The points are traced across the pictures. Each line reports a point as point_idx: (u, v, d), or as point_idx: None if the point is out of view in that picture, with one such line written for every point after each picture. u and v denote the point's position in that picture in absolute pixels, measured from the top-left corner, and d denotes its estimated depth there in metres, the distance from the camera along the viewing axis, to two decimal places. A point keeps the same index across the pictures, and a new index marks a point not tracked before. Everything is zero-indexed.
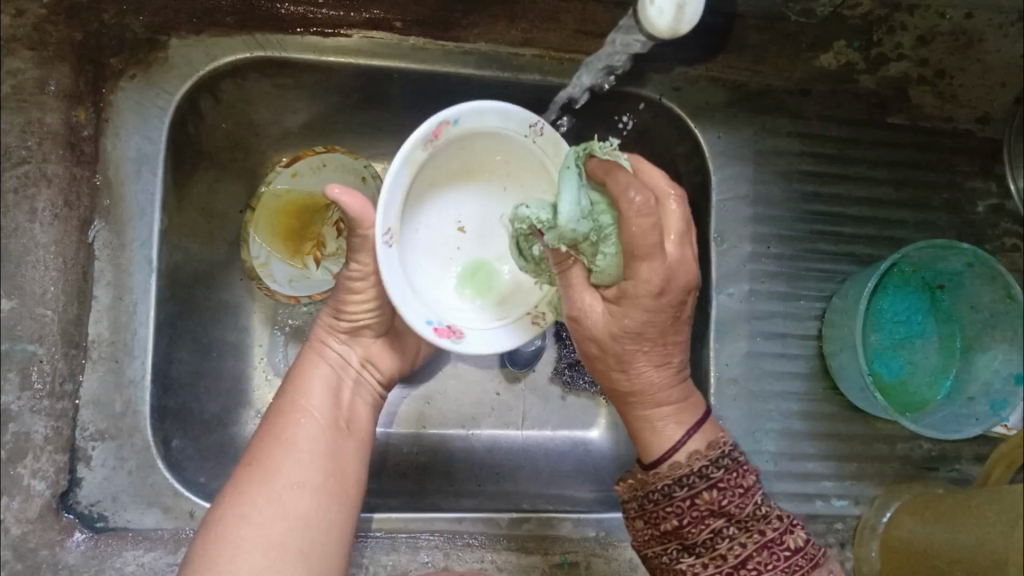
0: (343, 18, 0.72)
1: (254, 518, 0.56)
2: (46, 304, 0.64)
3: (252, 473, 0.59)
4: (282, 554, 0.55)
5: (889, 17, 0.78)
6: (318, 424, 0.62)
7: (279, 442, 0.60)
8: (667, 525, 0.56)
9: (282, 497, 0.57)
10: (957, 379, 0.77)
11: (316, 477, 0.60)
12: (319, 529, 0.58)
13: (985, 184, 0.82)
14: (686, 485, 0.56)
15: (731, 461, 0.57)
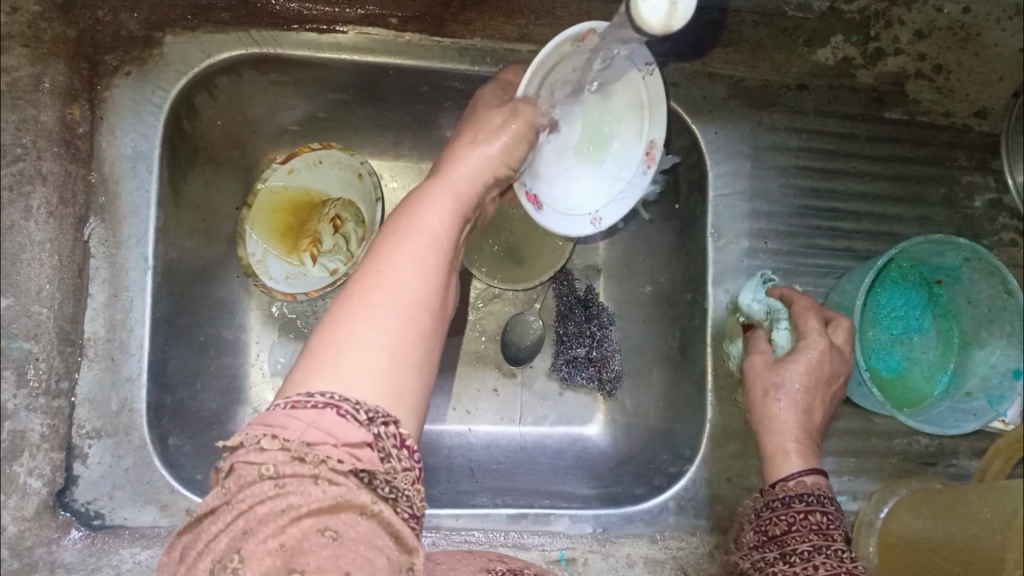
0: (339, 15, 0.71)
1: (368, 335, 0.42)
2: (41, 301, 0.64)
3: (373, 258, 0.46)
4: (410, 367, 0.42)
5: (886, 12, 0.78)
6: (456, 217, 0.53)
7: (410, 225, 0.49)
8: (773, 530, 0.63)
9: (406, 300, 0.44)
10: (955, 373, 0.76)
11: (437, 292, 0.46)
12: (433, 352, 0.45)
13: (982, 178, 0.82)
14: (805, 500, 0.62)
15: (812, 526, 0.61)
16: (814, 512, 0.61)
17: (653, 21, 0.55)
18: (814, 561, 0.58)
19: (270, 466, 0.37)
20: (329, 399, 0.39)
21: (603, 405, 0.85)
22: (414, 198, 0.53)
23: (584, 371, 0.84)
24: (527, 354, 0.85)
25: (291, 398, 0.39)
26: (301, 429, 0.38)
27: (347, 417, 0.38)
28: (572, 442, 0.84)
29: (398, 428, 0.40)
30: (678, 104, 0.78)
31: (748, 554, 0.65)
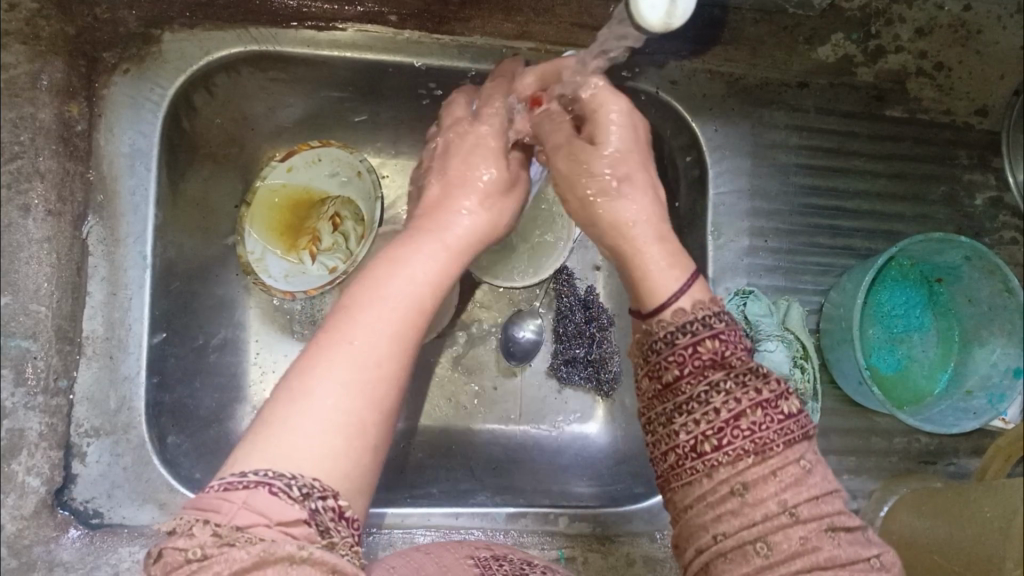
0: (338, 12, 0.72)
1: (325, 396, 0.42)
2: (40, 300, 0.63)
3: (341, 315, 0.46)
4: (363, 437, 0.42)
5: (887, 9, 0.78)
6: (442, 269, 0.52)
7: (390, 278, 0.48)
8: (667, 376, 0.49)
9: (364, 366, 0.43)
10: (955, 372, 0.76)
11: (401, 357, 0.45)
12: (389, 419, 0.44)
13: (983, 177, 0.82)
14: (688, 331, 0.50)
15: (701, 325, 0.50)
16: (701, 341, 0.49)
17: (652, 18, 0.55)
18: (717, 404, 0.47)
19: (196, 549, 0.37)
20: (261, 477, 0.38)
21: (602, 406, 0.84)
22: (400, 245, 0.52)
23: (581, 371, 0.83)
24: (525, 351, 0.84)
25: (227, 475, 0.39)
26: (233, 513, 0.38)
27: (278, 494, 0.38)
28: (571, 441, 0.84)
29: (336, 499, 0.40)
30: (679, 102, 0.78)
31: (635, 407, 0.52)
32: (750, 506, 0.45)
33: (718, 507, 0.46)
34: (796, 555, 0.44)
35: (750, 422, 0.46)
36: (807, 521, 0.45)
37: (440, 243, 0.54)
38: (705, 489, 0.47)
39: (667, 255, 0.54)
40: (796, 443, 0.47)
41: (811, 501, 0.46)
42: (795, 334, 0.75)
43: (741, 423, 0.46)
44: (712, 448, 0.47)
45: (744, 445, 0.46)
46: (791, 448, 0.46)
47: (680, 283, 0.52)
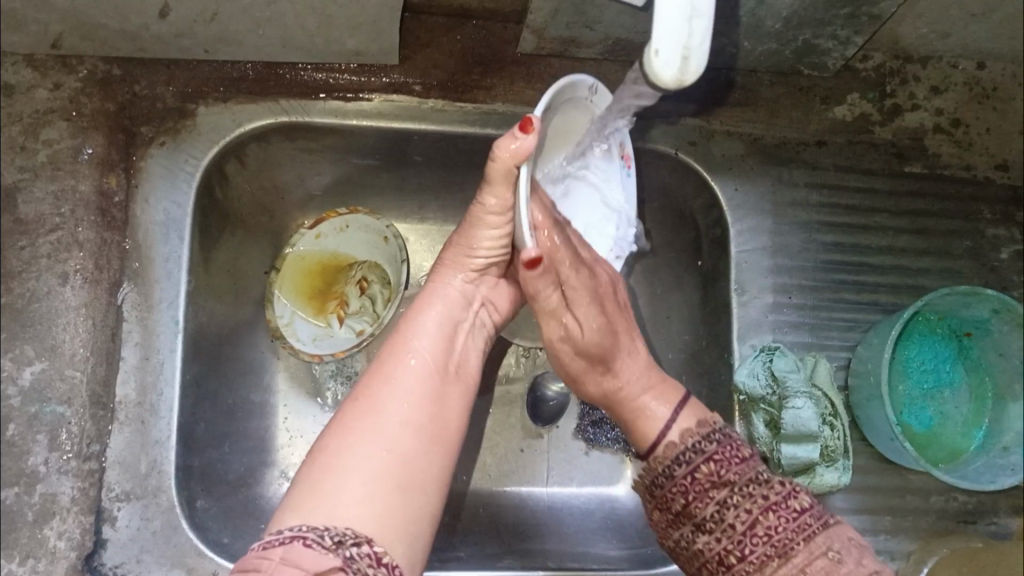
0: (365, 83, 0.75)
1: (356, 451, 0.49)
2: (75, 365, 0.67)
3: (361, 394, 0.53)
4: (392, 488, 0.49)
5: (901, 69, 0.81)
6: (443, 347, 0.59)
7: (393, 359, 0.56)
8: (677, 505, 0.59)
9: (390, 426, 0.51)
10: (990, 429, 0.75)
11: (420, 415, 0.53)
12: (422, 469, 0.51)
13: (1008, 231, 0.82)
14: (685, 462, 0.60)
15: (665, 477, 0.60)
16: (698, 466, 0.59)
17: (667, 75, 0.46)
18: (730, 519, 0.56)
19: None
20: (296, 532, 0.44)
21: (630, 466, 0.84)
22: (399, 335, 0.59)
23: (609, 432, 0.84)
24: (551, 415, 0.84)
25: (265, 539, 0.45)
26: (271, 567, 0.42)
27: (311, 545, 0.43)
28: (600, 503, 0.83)
29: (371, 546, 0.45)
30: (698, 162, 0.79)
31: (660, 532, 0.61)
32: None
33: None
34: None
35: (766, 527, 0.55)
36: None
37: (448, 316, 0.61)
38: None
39: (655, 393, 0.65)
40: (816, 536, 0.54)
41: None
42: (823, 390, 0.74)
43: (755, 532, 0.55)
44: (736, 560, 0.55)
45: (766, 550, 0.54)
46: (809, 539, 0.54)
47: (666, 420, 0.64)
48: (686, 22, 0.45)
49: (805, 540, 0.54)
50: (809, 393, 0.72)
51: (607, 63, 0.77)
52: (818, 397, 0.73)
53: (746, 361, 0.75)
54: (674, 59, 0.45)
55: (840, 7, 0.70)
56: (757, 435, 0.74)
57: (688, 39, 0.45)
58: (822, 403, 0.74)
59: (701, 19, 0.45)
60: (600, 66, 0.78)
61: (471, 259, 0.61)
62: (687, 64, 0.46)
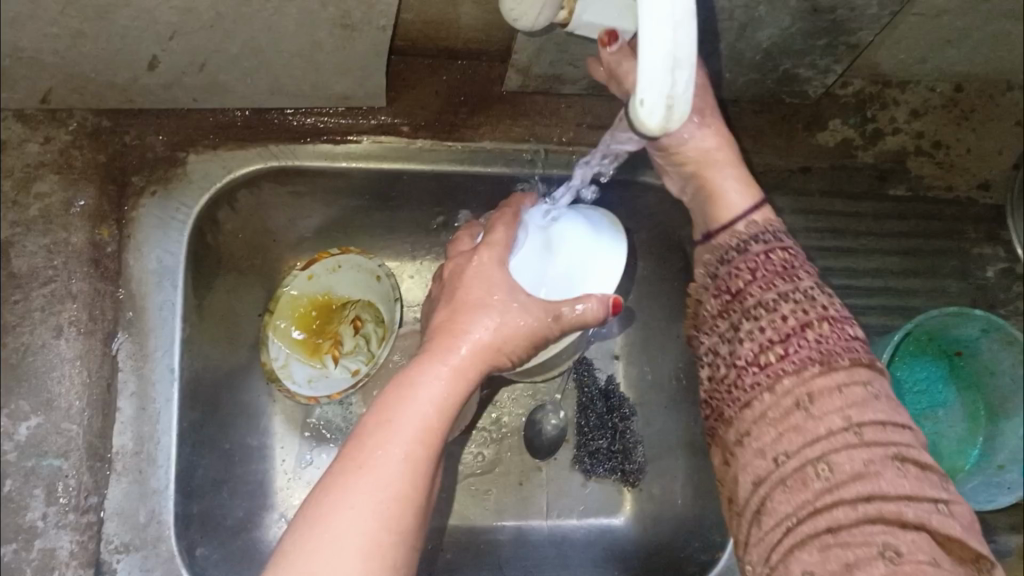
0: (353, 126, 0.76)
1: (343, 534, 0.48)
2: (71, 419, 0.67)
3: (362, 447, 0.51)
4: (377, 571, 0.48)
5: (881, 94, 0.83)
6: (452, 398, 0.55)
7: (400, 409, 0.53)
8: (737, 283, 0.60)
9: (378, 504, 0.50)
10: (984, 447, 0.76)
11: (411, 491, 0.51)
12: (404, 549, 0.50)
13: (993, 250, 0.83)
14: (762, 241, 0.61)
15: (735, 253, 0.61)
16: (774, 249, 0.60)
17: (650, 124, 0.41)
18: (784, 308, 0.56)
19: None
20: None
21: (629, 496, 0.85)
22: (405, 374, 0.56)
23: (606, 462, 0.84)
24: (549, 447, 0.85)
25: None
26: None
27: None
28: (601, 533, 0.83)
29: None
30: None
31: (710, 322, 0.62)
32: (811, 422, 0.52)
33: (781, 424, 0.53)
34: (856, 478, 0.49)
35: (818, 333, 0.55)
36: (870, 444, 0.50)
37: (458, 371, 0.57)
38: (767, 405, 0.54)
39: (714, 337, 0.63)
40: (862, 364, 0.54)
41: (876, 425, 0.51)
42: None
43: (804, 332, 0.55)
44: (775, 357, 0.55)
45: (809, 354, 0.54)
46: (855, 364, 0.54)
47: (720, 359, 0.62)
48: (670, 71, 0.40)
49: (841, 365, 0.53)
50: None
51: (590, 99, 0.79)
52: None
53: None
54: (657, 109, 0.41)
55: (818, 37, 0.71)
56: None
57: (672, 88, 0.40)
58: None
59: (683, 68, 0.40)
60: (586, 101, 0.79)
61: (503, 306, 0.60)
62: (672, 114, 0.41)
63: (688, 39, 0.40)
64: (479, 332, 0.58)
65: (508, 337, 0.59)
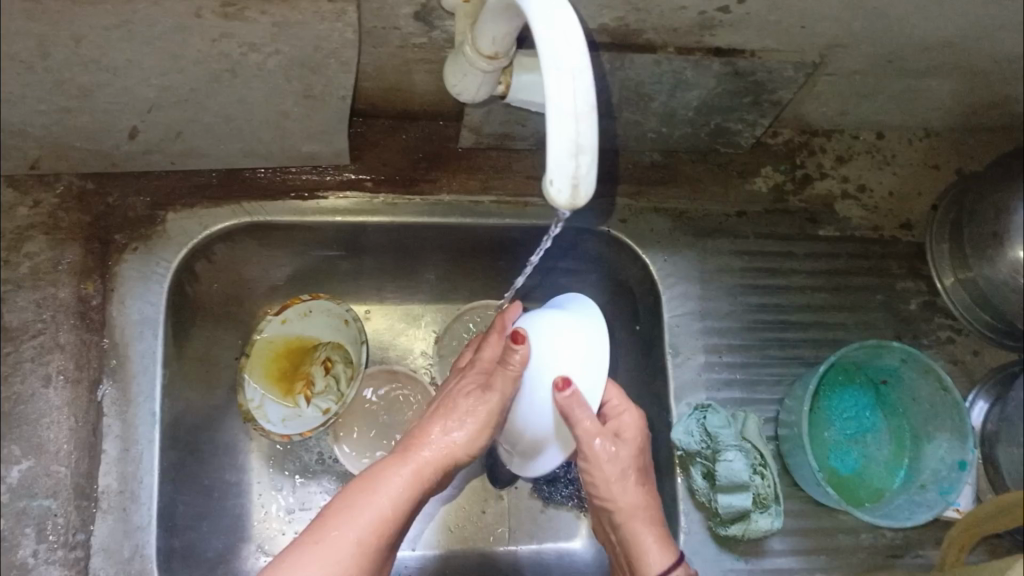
0: (321, 183, 0.82)
1: None
2: (60, 461, 0.72)
3: (326, 522, 0.64)
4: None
5: (808, 142, 0.90)
6: (412, 490, 0.67)
7: (360, 506, 0.65)
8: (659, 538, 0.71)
9: (317, 572, 0.61)
10: (909, 468, 0.82)
11: (349, 572, 0.62)
12: None
13: (914, 283, 0.89)
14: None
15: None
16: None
17: (558, 200, 0.46)
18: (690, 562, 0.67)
19: None
20: None
21: (585, 521, 0.90)
22: (378, 468, 0.68)
23: (563, 490, 0.90)
24: (509, 476, 0.90)
25: None
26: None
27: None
28: (559, 557, 0.88)
29: None
30: (630, 237, 0.86)
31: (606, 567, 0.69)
32: None
33: None
34: None
35: None
36: None
37: (421, 464, 0.69)
38: None
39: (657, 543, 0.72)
40: None
41: None
42: (753, 443, 0.80)
43: None
44: None
45: None
46: None
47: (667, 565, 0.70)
48: (573, 157, 0.45)
49: None
50: (733, 446, 0.78)
51: (539, 154, 0.86)
52: (748, 448, 0.79)
53: (682, 419, 0.81)
54: (564, 187, 0.45)
55: (742, 96, 0.78)
56: (696, 486, 0.80)
57: (576, 170, 0.45)
58: (753, 455, 0.79)
59: (586, 153, 0.45)
60: (535, 156, 0.86)
61: (460, 412, 0.71)
62: (578, 192, 0.46)
63: (589, 129, 0.45)
64: (442, 439, 0.70)
65: (468, 444, 0.71)
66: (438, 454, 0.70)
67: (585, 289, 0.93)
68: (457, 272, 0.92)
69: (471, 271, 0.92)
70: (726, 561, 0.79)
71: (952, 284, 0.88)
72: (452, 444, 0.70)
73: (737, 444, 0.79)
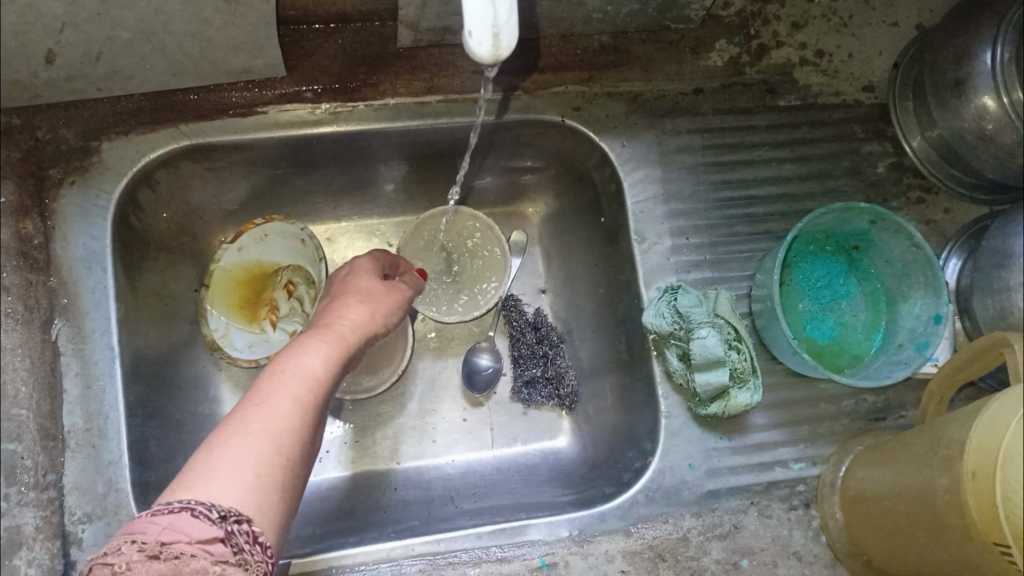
0: (258, 97, 0.79)
1: (242, 438, 0.50)
2: (20, 404, 0.67)
3: (252, 397, 0.54)
4: (271, 488, 0.49)
5: (762, 11, 0.86)
6: (334, 358, 0.61)
7: (286, 364, 0.58)
8: None
9: (268, 423, 0.52)
10: (887, 330, 0.81)
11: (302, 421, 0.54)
12: (292, 470, 0.52)
13: (881, 146, 0.87)
14: None
15: None
16: None
17: (482, 52, 0.50)
18: None
19: (123, 562, 0.44)
20: (184, 503, 0.45)
21: (567, 419, 0.90)
22: (293, 345, 0.61)
23: (543, 390, 0.89)
24: (487, 382, 0.90)
25: (153, 507, 0.46)
26: (157, 532, 0.44)
27: (200, 518, 0.45)
28: (544, 457, 0.89)
29: (250, 525, 0.46)
30: (585, 125, 0.84)
31: None
32: None
33: None
34: None
35: None
36: None
37: (337, 331, 0.65)
38: None
39: None
40: None
41: None
42: (725, 319, 0.78)
43: None
44: None
45: None
46: None
47: None
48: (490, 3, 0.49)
49: None
50: (706, 322, 0.76)
51: None
52: (721, 324, 0.77)
53: (653, 303, 0.80)
54: (486, 37, 0.50)
55: None
56: (673, 369, 0.79)
57: (495, 18, 0.49)
58: (726, 330, 0.78)
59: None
60: None
61: (362, 290, 0.72)
62: (499, 40, 0.50)
63: None
64: (354, 312, 0.68)
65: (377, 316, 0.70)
66: (354, 325, 0.66)
67: (544, 177, 0.92)
68: (415, 179, 0.90)
69: (429, 177, 0.90)
70: (710, 440, 0.79)
71: (918, 145, 0.85)
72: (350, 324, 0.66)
73: (708, 321, 0.77)
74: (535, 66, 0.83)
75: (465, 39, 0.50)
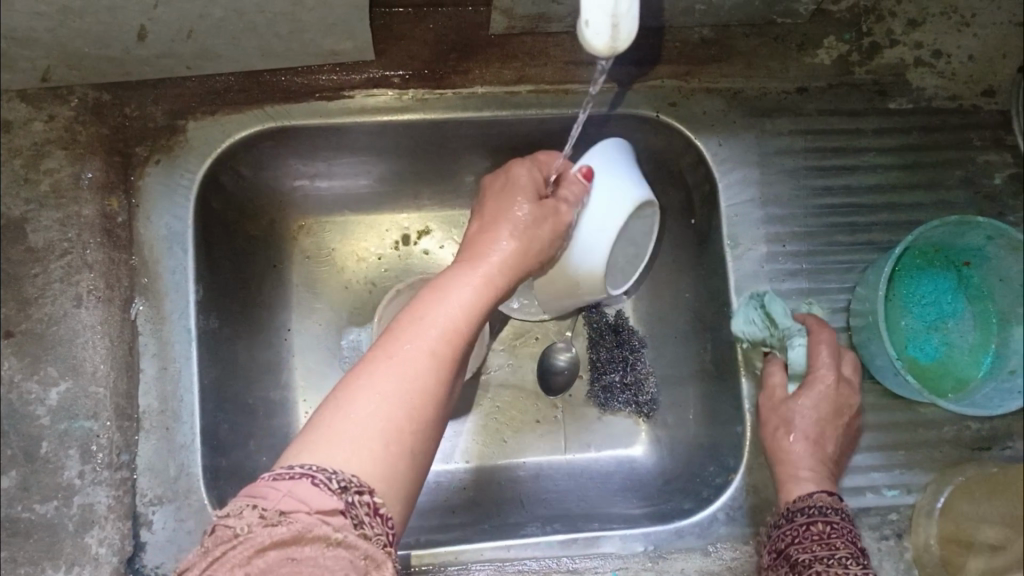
0: (347, 81, 0.77)
1: (374, 390, 0.51)
2: (97, 381, 0.69)
3: (387, 346, 0.54)
4: (401, 447, 0.50)
5: (876, 7, 0.80)
6: (481, 295, 0.63)
7: (430, 308, 0.58)
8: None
9: (407, 375, 0.53)
10: (997, 353, 0.75)
11: (428, 381, 0.53)
12: (426, 433, 0.52)
13: (1000, 156, 0.81)
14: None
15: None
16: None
17: (598, 44, 0.53)
18: None
19: (242, 526, 0.43)
20: (305, 470, 0.45)
21: (644, 428, 0.87)
22: (441, 281, 0.62)
23: (620, 396, 0.86)
24: (562, 385, 0.88)
25: (275, 471, 0.46)
26: (278, 499, 0.44)
27: (319, 486, 0.44)
28: (619, 464, 0.86)
29: (371, 497, 0.47)
30: (680, 123, 0.80)
31: None
32: None
33: None
34: None
35: None
36: None
37: (476, 270, 0.65)
38: None
39: None
40: None
41: None
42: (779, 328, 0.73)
43: None
44: None
45: None
46: None
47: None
48: None
49: None
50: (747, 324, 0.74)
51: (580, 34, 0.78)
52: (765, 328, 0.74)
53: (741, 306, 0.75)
54: (604, 28, 0.53)
55: None
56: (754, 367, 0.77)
57: (615, 9, 0.52)
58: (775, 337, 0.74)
59: None
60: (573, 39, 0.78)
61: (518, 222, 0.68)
62: (617, 31, 0.53)
63: None
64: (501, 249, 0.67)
65: (526, 246, 0.68)
66: (507, 254, 0.67)
67: None
68: None
69: None
70: None
71: None
72: (499, 268, 0.66)
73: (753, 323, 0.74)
74: (634, 58, 0.79)
75: (582, 30, 0.53)
